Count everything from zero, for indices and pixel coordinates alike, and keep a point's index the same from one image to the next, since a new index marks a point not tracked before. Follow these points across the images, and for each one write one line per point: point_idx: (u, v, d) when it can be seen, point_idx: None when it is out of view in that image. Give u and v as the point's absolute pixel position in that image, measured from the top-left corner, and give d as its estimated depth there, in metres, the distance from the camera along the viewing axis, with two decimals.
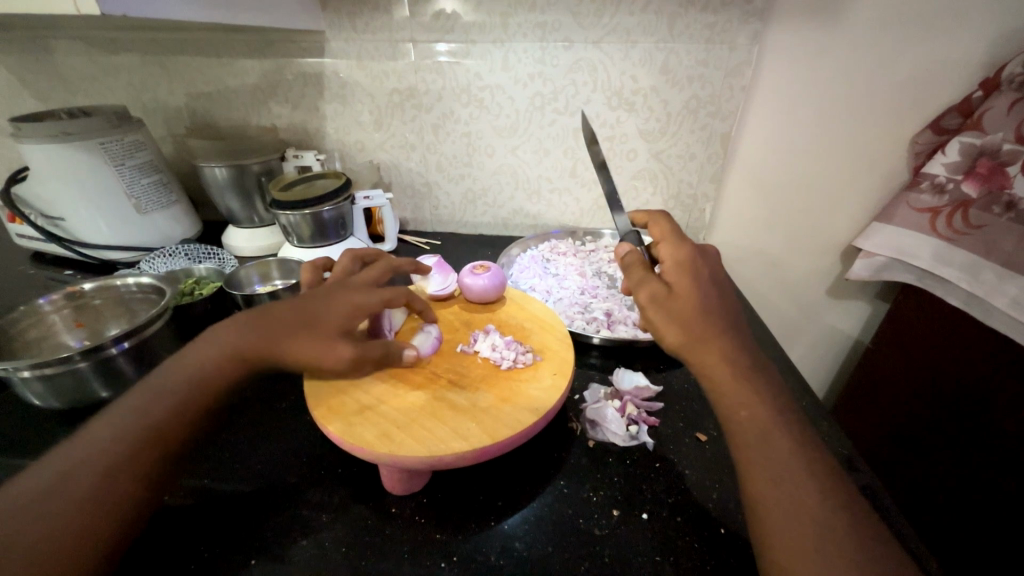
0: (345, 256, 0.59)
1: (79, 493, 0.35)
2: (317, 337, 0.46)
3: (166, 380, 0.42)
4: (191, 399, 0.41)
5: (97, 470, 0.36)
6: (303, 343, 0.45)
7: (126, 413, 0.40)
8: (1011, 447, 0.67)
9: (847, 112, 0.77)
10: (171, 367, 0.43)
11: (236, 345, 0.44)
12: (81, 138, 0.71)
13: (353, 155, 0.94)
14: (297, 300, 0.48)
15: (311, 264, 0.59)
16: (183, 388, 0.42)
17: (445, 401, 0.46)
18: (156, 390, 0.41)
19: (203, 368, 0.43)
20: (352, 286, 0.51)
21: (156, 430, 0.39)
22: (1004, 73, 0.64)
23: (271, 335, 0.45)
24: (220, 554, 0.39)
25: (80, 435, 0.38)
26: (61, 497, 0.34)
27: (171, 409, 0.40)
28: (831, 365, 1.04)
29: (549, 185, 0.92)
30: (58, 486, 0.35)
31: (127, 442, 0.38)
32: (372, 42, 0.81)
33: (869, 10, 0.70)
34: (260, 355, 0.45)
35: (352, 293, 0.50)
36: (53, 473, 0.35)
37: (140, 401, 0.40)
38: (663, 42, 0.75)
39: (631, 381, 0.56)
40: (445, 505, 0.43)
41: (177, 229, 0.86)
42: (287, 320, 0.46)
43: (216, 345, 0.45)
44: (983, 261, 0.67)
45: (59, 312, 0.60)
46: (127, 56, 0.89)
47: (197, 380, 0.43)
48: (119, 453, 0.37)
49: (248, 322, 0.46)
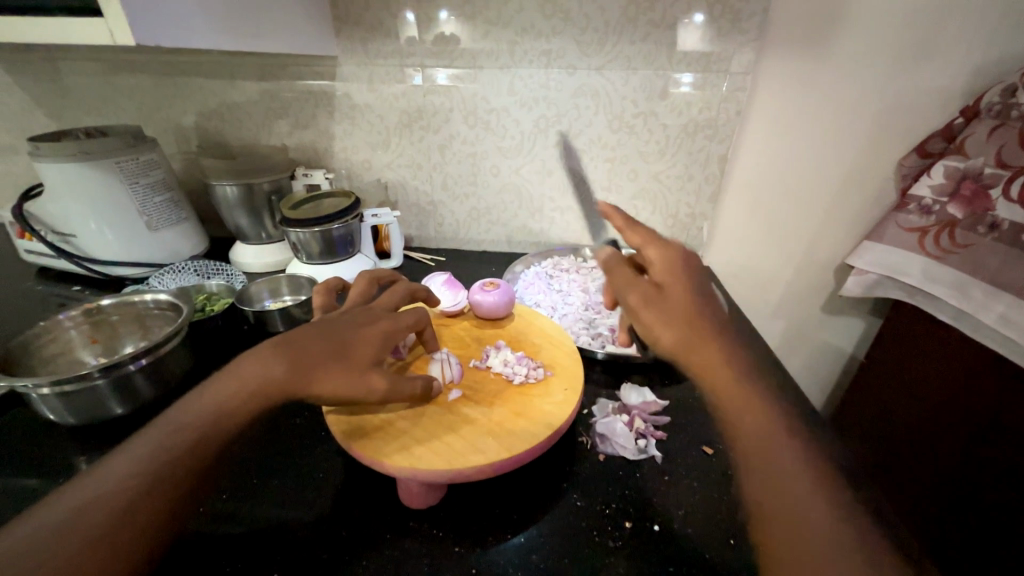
0: (362, 277, 0.59)
1: (100, 526, 0.33)
2: (346, 368, 0.46)
3: (187, 414, 0.41)
4: (215, 432, 0.40)
5: (120, 502, 0.35)
6: (331, 376, 0.45)
7: (148, 444, 0.38)
8: (995, 458, 0.69)
9: (836, 136, 0.81)
10: (194, 400, 0.42)
11: (262, 377, 0.43)
12: (98, 158, 0.73)
13: (361, 174, 0.96)
14: (322, 329, 0.48)
15: (323, 287, 0.59)
16: (205, 423, 0.40)
17: (460, 416, 0.48)
18: (178, 422, 0.40)
19: (229, 401, 0.42)
20: (373, 314, 0.52)
21: (175, 465, 0.37)
22: (983, 102, 0.69)
23: (300, 366, 0.44)
24: (243, 569, 0.40)
25: (100, 467, 0.37)
26: (83, 527, 0.33)
27: (192, 443, 0.39)
28: (827, 379, 1.06)
29: (553, 203, 0.94)
30: (80, 520, 0.33)
31: (148, 473, 0.36)
32: (383, 67, 0.84)
33: (854, 43, 0.74)
34: (286, 390, 0.43)
35: (378, 323, 0.50)
36: (73, 504, 0.34)
37: (163, 433, 0.39)
38: (662, 69, 0.79)
39: (639, 396, 0.58)
40: (462, 518, 0.44)
41: (186, 245, 0.87)
42: (317, 351, 0.46)
43: (241, 378, 0.43)
44: (972, 279, 0.69)
45: (77, 328, 0.61)
46: (142, 77, 0.91)
47: (221, 414, 0.41)
48: (141, 485, 0.36)
49: (275, 351, 0.45)
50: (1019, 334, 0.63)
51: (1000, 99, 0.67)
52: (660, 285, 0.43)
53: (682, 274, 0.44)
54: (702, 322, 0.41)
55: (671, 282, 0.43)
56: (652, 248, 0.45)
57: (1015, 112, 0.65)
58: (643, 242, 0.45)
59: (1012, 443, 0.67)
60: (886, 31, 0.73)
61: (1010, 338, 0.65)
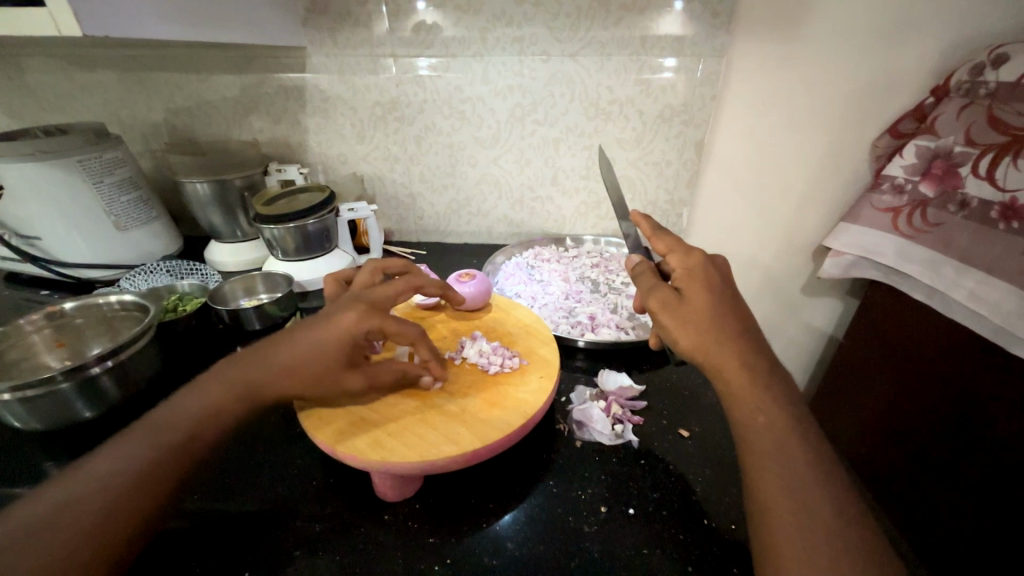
0: (368, 265, 0.58)
1: (84, 521, 0.33)
2: (327, 365, 0.45)
3: (172, 415, 0.40)
4: (200, 433, 0.40)
5: (103, 499, 0.34)
6: (312, 375, 0.45)
7: (132, 444, 0.38)
8: (967, 431, 0.71)
9: (810, 119, 0.81)
10: (179, 402, 0.41)
11: (245, 379, 0.43)
12: (58, 157, 0.70)
13: (336, 168, 0.94)
14: (303, 326, 0.47)
15: (333, 278, 0.58)
16: (192, 422, 0.40)
17: (435, 407, 0.48)
18: (162, 424, 0.40)
19: (217, 401, 0.42)
20: (356, 301, 0.49)
21: (159, 463, 0.37)
22: (953, 80, 0.67)
23: (279, 367, 0.44)
24: (213, 568, 0.39)
25: (78, 468, 0.36)
26: (67, 523, 0.33)
27: (177, 443, 0.39)
28: (809, 361, 1.07)
29: (532, 193, 0.94)
30: (63, 516, 0.33)
31: (133, 470, 0.36)
32: (354, 57, 0.82)
33: (826, 25, 0.74)
34: (270, 389, 0.44)
35: (352, 312, 0.47)
36: (53, 504, 0.34)
37: (145, 436, 0.39)
38: (636, 55, 0.78)
39: (615, 382, 0.58)
40: (437, 509, 0.44)
41: (158, 245, 0.85)
42: (294, 351, 0.45)
43: (225, 382, 0.43)
44: (943, 257, 0.70)
45: (39, 331, 0.60)
46: (106, 72, 0.88)
47: (206, 414, 0.41)
48: (126, 482, 0.36)
49: (255, 355, 0.45)
50: (989, 310, 0.64)
51: (969, 77, 0.66)
52: (679, 289, 0.45)
53: (702, 278, 0.45)
54: (720, 327, 0.42)
55: (689, 286, 0.44)
56: (675, 255, 0.47)
57: (983, 90, 0.64)
58: (667, 249, 0.47)
59: (982, 418, 0.68)
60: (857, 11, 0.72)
61: (980, 313, 0.66)
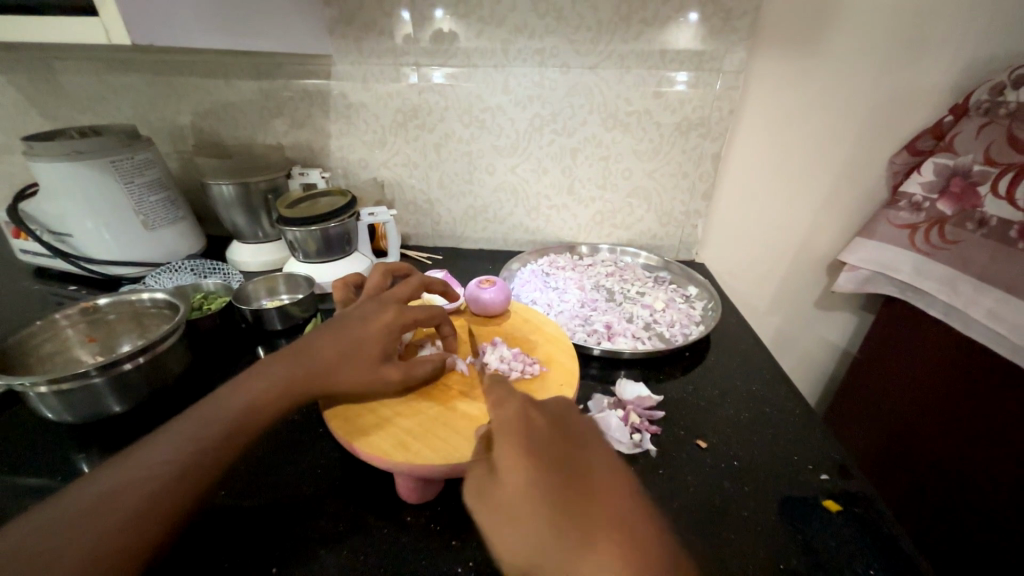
0: (378, 269, 0.60)
1: (132, 508, 0.35)
2: (363, 360, 0.48)
3: (219, 408, 0.42)
4: (242, 428, 0.41)
5: (150, 486, 0.36)
6: (349, 371, 0.47)
7: (182, 434, 0.39)
8: (984, 450, 0.70)
9: (826, 134, 0.82)
10: (226, 396, 0.43)
11: (287, 376, 0.45)
12: (92, 157, 0.73)
13: (356, 173, 0.96)
14: (337, 326, 0.50)
15: (342, 281, 0.60)
16: (236, 416, 0.42)
17: (457, 411, 0.49)
18: (208, 416, 0.41)
19: (261, 396, 0.43)
20: (387, 304, 0.53)
21: (203, 456, 0.39)
22: (972, 99, 0.69)
23: (322, 364, 0.47)
24: (242, 564, 0.40)
25: (132, 453, 0.38)
26: (114, 508, 0.34)
27: (221, 438, 0.40)
28: (821, 374, 1.07)
29: (548, 202, 0.95)
30: (112, 501, 0.35)
31: (179, 461, 0.38)
32: (378, 66, 0.84)
33: (844, 43, 0.75)
34: (308, 386, 0.46)
35: (386, 313, 0.51)
36: (104, 488, 0.35)
37: (192, 427, 0.40)
38: (656, 68, 0.79)
39: (634, 391, 0.59)
40: (458, 512, 0.45)
41: (183, 245, 0.87)
42: (330, 348, 0.48)
43: (269, 377, 0.45)
44: (961, 275, 0.70)
45: (73, 326, 0.61)
46: (137, 76, 0.91)
47: (251, 408, 0.43)
48: (170, 472, 0.37)
49: (294, 354, 0.47)
50: (1008, 330, 0.64)
51: (989, 97, 0.67)
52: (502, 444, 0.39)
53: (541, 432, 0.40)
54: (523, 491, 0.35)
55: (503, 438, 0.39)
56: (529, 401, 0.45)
57: (1003, 110, 0.65)
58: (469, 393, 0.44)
59: (1000, 438, 0.68)
60: (874, 32, 0.74)
61: (999, 332, 0.66)
